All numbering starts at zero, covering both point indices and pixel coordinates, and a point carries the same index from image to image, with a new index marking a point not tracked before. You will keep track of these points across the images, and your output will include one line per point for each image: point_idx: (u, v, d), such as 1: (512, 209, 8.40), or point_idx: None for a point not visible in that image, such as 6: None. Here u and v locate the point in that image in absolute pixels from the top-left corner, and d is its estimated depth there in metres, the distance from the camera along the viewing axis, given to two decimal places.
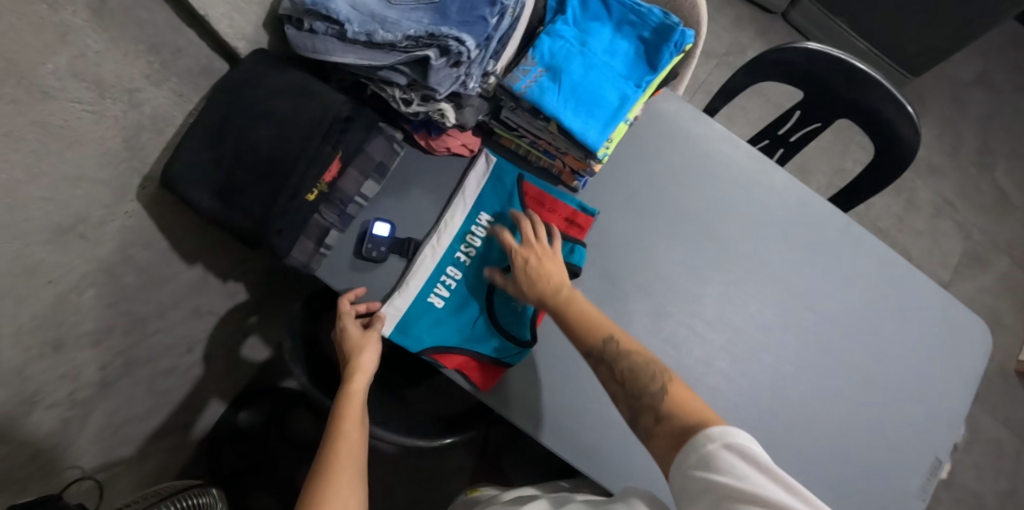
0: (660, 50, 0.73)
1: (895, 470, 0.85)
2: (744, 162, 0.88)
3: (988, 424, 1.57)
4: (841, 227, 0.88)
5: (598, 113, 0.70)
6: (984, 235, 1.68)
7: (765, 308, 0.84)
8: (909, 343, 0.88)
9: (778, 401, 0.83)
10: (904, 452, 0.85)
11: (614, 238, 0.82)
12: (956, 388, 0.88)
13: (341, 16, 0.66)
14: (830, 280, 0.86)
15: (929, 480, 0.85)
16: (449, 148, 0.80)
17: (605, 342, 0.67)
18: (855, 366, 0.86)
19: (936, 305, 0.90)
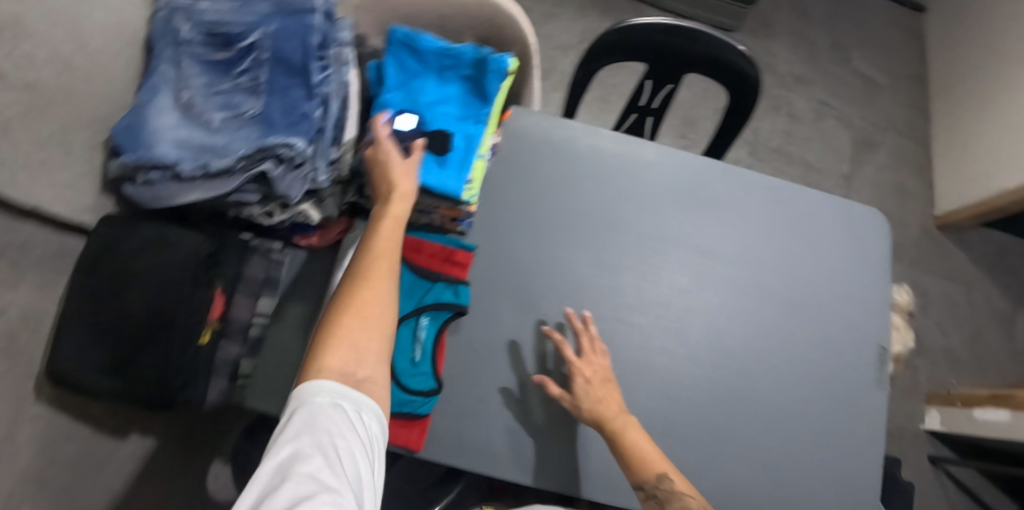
0: (486, 83, 0.76)
1: (848, 373, 0.89)
2: (613, 147, 0.90)
3: (935, 284, 1.66)
4: (720, 174, 0.92)
5: (450, 161, 0.72)
6: (864, 120, 1.80)
7: (679, 271, 0.88)
8: (821, 254, 0.93)
9: (724, 353, 0.86)
10: (852, 352, 0.90)
11: (519, 264, 0.84)
12: (872, 276, 0.94)
13: (170, 160, 0.66)
14: (731, 225, 0.90)
15: (881, 370, 0.90)
16: (330, 239, 0.78)
17: (665, 485, 0.71)
18: (777, 295, 0.90)
19: (829, 210, 0.95)
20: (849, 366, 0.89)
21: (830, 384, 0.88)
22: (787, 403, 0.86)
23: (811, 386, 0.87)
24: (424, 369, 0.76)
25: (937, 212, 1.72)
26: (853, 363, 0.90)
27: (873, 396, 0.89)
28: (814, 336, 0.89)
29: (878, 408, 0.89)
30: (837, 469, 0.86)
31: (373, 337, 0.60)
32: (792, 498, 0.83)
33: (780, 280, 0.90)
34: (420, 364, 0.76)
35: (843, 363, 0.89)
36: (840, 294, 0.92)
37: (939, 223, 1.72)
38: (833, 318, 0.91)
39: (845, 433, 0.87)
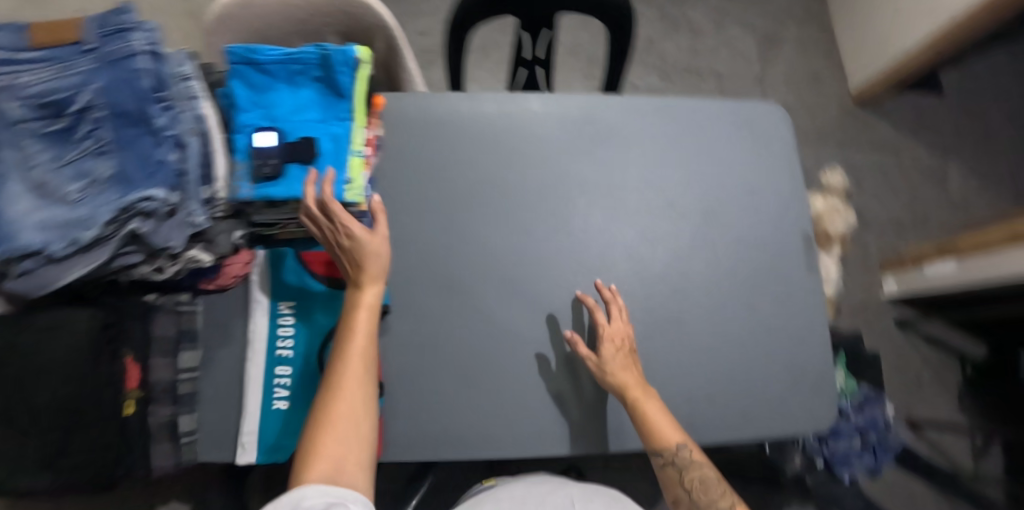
0: (339, 78, 0.73)
1: (779, 265, 0.90)
2: (496, 108, 0.89)
3: (865, 160, 1.70)
4: (610, 107, 0.91)
5: (322, 169, 0.71)
6: (763, 18, 1.80)
7: (591, 212, 0.88)
8: (727, 157, 0.93)
9: (652, 279, 0.87)
10: (777, 243, 0.91)
11: (431, 248, 0.84)
12: (782, 166, 0.94)
13: (38, 244, 0.63)
14: (631, 153, 0.90)
15: (810, 254, 0.92)
16: (235, 275, 0.78)
17: (682, 455, 0.77)
18: (690, 210, 0.90)
19: (726, 113, 0.95)
20: (778, 257, 0.91)
21: (762, 279, 0.90)
22: (724, 309, 0.88)
23: (745, 286, 0.89)
24: None
25: (854, 89, 1.74)
26: (781, 253, 0.91)
27: (808, 281, 0.91)
28: (737, 237, 0.90)
29: (814, 291, 0.91)
30: (788, 359, 0.88)
31: (353, 442, 0.64)
32: (750, 398, 0.86)
33: (692, 193, 0.91)
34: None
35: (771, 256, 0.91)
36: (753, 191, 0.92)
37: (857, 100, 1.75)
38: (752, 216, 0.92)
39: (788, 323, 0.89)
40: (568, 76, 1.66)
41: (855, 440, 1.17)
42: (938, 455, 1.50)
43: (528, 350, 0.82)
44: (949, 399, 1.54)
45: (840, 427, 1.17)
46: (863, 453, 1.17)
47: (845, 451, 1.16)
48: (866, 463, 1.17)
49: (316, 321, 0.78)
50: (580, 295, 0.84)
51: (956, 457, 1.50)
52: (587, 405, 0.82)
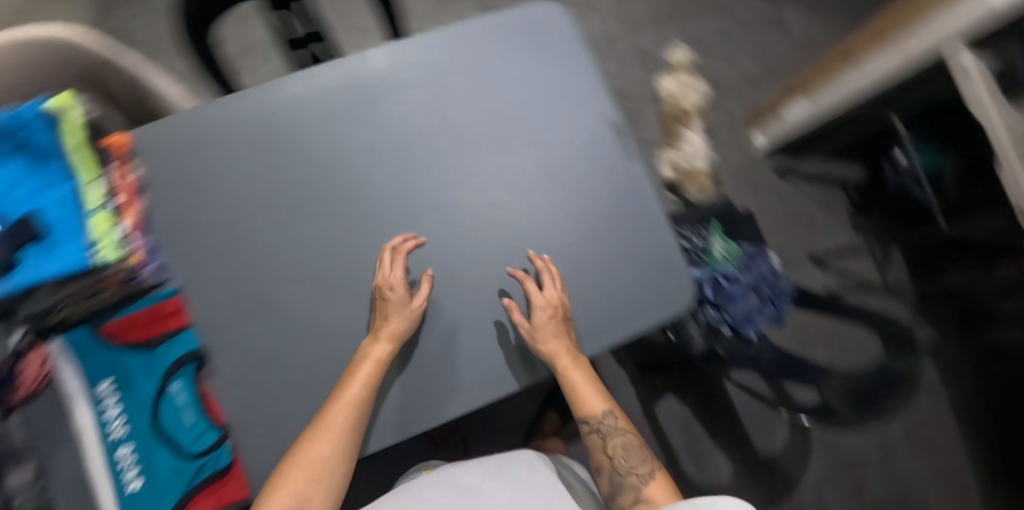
0: (37, 138, 0.68)
1: (592, 165, 0.85)
2: (242, 108, 0.80)
3: (707, 30, 1.68)
4: (365, 64, 0.82)
5: (64, 237, 0.68)
6: None
7: (385, 177, 0.81)
8: (510, 70, 0.85)
9: (465, 225, 0.82)
10: (590, 139, 0.85)
11: (225, 274, 0.76)
12: (567, 61, 0.87)
13: None
14: (409, 102, 0.82)
15: (621, 142, 0.86)
16: (39, 377, 0.68)
17: (608, 430, 0.91)
18: (484, 141, 0.83)
19: (492, 26, 0.86)
20: (594, 155, 0.85)
21: (586, 181, 0.84)
22: (555, 226, 0.83)
23: (569, 195, 0.84)
24: (204, 424, 0.73)
25: None
26: (596, 148, 0.85)
27: (627, 170, 0.86)
28: (547, 149, 0.84)
29: (640, 175, 0.86)
30: (633, 253, 0.84)
31: (318, 481, 0.68)
32: (607, 303, 0.82)
33: (487, 121, 0.84)
34: (196, 423, 0.73)
35: (587, 154, 0.85)
36: (548, 95, 0.86)
37: None
38: (555, 122, 0.85)
39: (624, 216, 0.84)
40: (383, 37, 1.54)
41: (752, 298, 1.19)
42: (847, 280, 1.58)
43: None
44: (844, 226, 1.61)
45: (733, 291, 1.18)
46: (762, 305, 1.20)
47: (746, 308, 1.18)
48: (769, 314, 1.21)
49: (137, 390, 0.72)
50: (512, 272, 0.80)
51: (863, 275, 1.59)
52: (446, 371, 0.78)
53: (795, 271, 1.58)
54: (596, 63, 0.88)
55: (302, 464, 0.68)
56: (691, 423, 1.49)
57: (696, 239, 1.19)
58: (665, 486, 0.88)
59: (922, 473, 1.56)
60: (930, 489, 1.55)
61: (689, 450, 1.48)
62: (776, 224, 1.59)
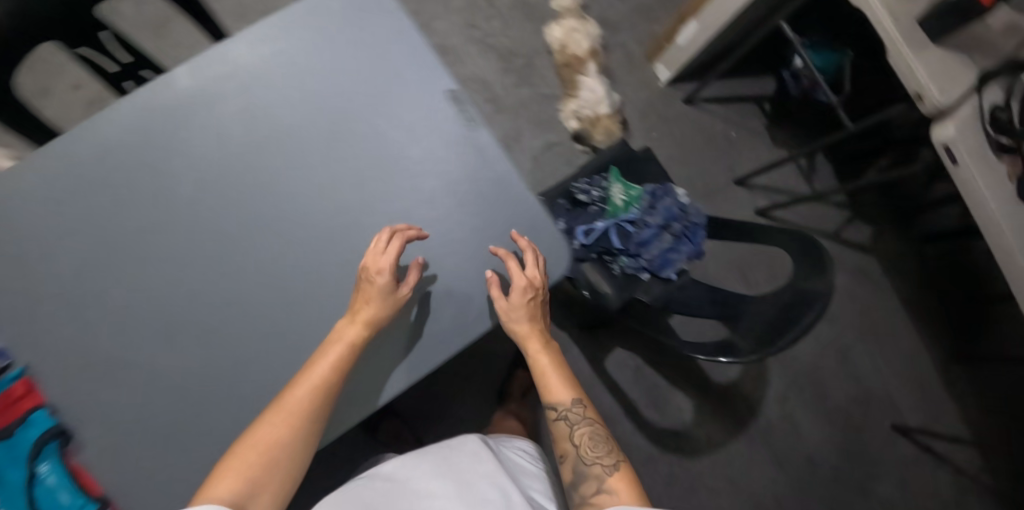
0: None
1: (436, 147, 0.79)
2: (40, 169, 0.72)
3: None
4: (165, 97, 0.75)
5: None
6: None
7: (211, 205, 0.74)
8: (325, 60, 0.78)
9: (315, 242, 0.76)
10: (427, 118, 0.79)
11: (66, 350, 0.71)
12: (385, 40, 0.79)
13: None
14: (222, 119, 0.75)
15: (461, 114, 0.80)
16: None
17: (576, 416, 0.88)
18: (315, 147, 0.77)
19: (293, 20, 0.77)
20: (435, 135, 0.79)
21: (431, 165, 0.79)
22: (406, 220, 0.78)
23: (416, 184, 0.78)
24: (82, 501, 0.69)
25: None
26: (436, 127, 0.79)
27: (473, 144, 0.80)
28: (382, 139, 0.78)
29: (488, 146, 0.80)
30: (496, 232, 0.79)
31: (271, 468, 0.65)
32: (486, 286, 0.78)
33: (310, 121, 0.77)
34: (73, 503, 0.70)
35: (427, 136, 0.79)
36: (372, 79, 0.78)
37: None
38: (386, 107, 0.78)
39: (478, 194, 0.79)
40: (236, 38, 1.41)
41: (664, 240, 1.12)
42: (774, 194, 1.58)
43: (247, 379, 0.73)
44: (765, 141, 1.59)
45: (644, 236, 1.10)
46: (676, 244, 1.13)
47: (659, 251, 1.11)
48: (686, 252, 1.13)
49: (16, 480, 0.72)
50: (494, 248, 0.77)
51: (790, 185, 1.59)
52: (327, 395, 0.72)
53: (722, 197, 1.55)
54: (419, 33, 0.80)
55: (257, 446, 0.65)
56: (644, 369, 1.49)
57: (594, 190, 1.10)
58: (628, 479, 0.82)
59: (878, 364, 1.60)
60: (887, 377, 1.61)
61: (648, 395, 1.48)
62: (695, 154, 1.55)
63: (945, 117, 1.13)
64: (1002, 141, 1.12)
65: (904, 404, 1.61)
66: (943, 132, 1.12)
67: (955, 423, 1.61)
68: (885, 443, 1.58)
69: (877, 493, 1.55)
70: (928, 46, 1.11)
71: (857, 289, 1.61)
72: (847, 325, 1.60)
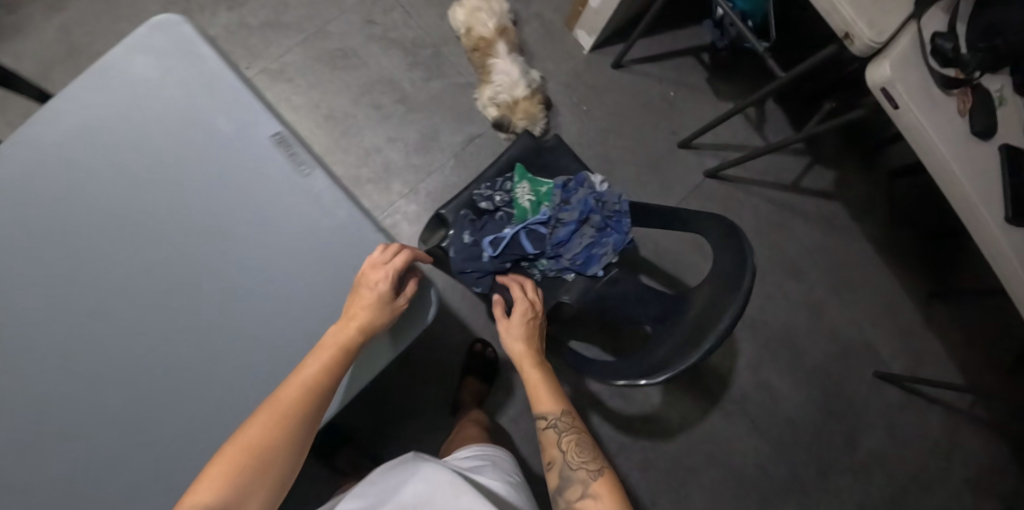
0: None
1: (274, 201, 0.70)
2: None
3: None
4: None
5: None
6: None
7: (16, 303, 0.64)
8: (137, 123, 0.68)
9: (157, 331, 0.67)
10: (258, 171, 0.70)
11: None
12: (193, 88, 0.69)
13: None
14: (29, 203, 0.66)
15: (293, 156, 0.70)
16: None
17: (564, 420, 0.82)
18: (140, 226, 0.68)
19: (86, 88, 0.68)
20: (269, 189, 0.70)
21: (268, 223, 0.70)
22: (246, 289, 0.68)
23: (254, 246, 0.69)
24: None
25: None
26: (269, 180, 0.70)
27: (315, 189, 0.70)
28: (210, 201, 0.69)
29: (330, 192, 0.71)
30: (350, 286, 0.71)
31: (260, 470, 0.57)
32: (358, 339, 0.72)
33: (132, 195, 0.68)
34: None
35: (260, 190, 0.70)
36: (190, 136, 0.69)
37: None
38: (213, 165, 0.69)
39: (326, 246, 0.70)
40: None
41: (583, 236, 0.99)
42: (725, 151, 1.46)
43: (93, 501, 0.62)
44: (709, 98, 1.48)
45: (560, 235, 0.99)
46: (599, 238, 1.00)
47: (579, 249, 0.99)
48: (612, 244, 1.00)
49: None
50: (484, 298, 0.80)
51: (742, 140, 1.47)
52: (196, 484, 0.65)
53: (668, 164, 1.44)
54: (239, 75, 0.71)
55: (247, 444, 0.57)
56: None
57: (497, 196, 1.00)
58: (612, 485, 0.73)
59: (851, 314, 1.55)
60: (862, 326, 1.55)
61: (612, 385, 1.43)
62: (632, 122, 1.44)
63: (880, 55, 0.94)
64: (948, 75, 0.94)
65: (884, 351, 1.55)
66: (878, 73, 0.92)
67: (938, 363, 1.56)
68: (866, 393, 1.54)
69: (862, 445, 1.52)
70: None
71: (821, 240, 1.53)
72: (816, 279, 1.53)
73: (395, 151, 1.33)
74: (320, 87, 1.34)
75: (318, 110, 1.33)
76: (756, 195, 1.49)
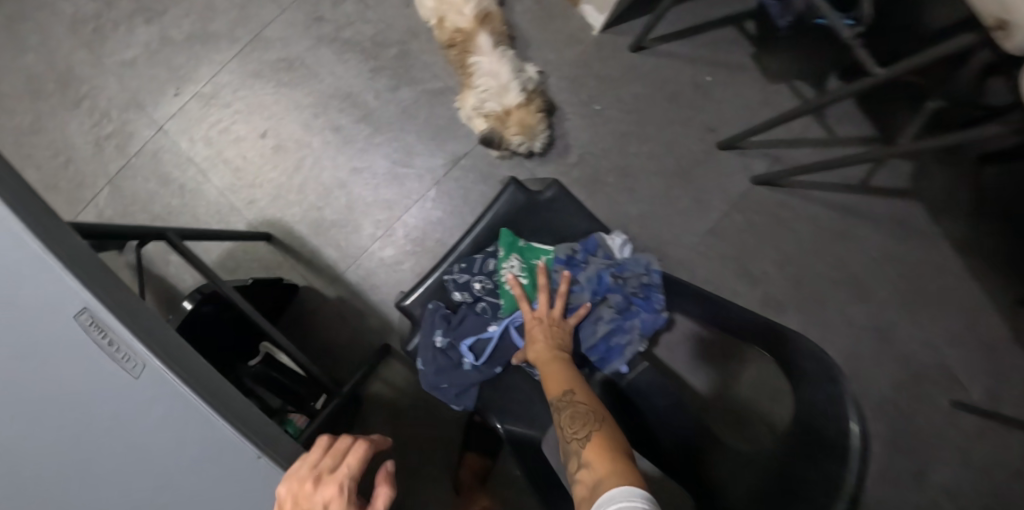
0: None
1: (95, 426, 0.42)
2: None
3: None
4: None
5: None
6: None
7: None
8: None
9: None
10: (50, 371, 0.41)
11: None
12: None
13: None
14: None
15: (120, 352, 0.41)
16: None
17: (566, 398, 0.63)
18: None
19: None
20: (72, 400, 0.41)
21: (73, 456, 0.42)
22: None
23: (51, 491, 0.42)
24: None
25: None
26: (74, 385, 0.41)
27: (163, 403, 0.42)
28: None
29: (181, 402, 0.42)
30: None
31: None
32: None
33: None
34: None
35: (54, 404, 0.41)
36: None
37: None
38: None
39: (174, 487, 0.43)
40: (22, 118, 1.08)
41: (598, 323, 0.76)
42: (777, 149, 1.16)
43: None
44: (756, 80, 1.15)
45: None
46: (619, 322, 0.76)
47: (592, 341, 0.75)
48: (637, 328, 0.75)
49: None
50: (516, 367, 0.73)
51: (797, 134, 1.16)
52: None
53: (702, 172, 1.15)
54: (9, 204, 0.39)
55: None
56: None
57: (476, 282, 0.77)
58: (608, 452, 0.55)
59: (929, 335, 1.25)
60: (941, 349, 1.25)
61: None
62: (657, 121, 1.14)
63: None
64: None
65: (965, 376, 1.25)
66: None
67: None
68: (942, 426, 1.24)
69: (937, 487, 1.22)
70: None
71: (894, 249, 1.24)
72: (887, 296, 1.24)
73: (361, 185, 1.09)
74: (264, 110, 1.08)
75: (265, 140, 1.08)
76: (815, 200, 1.21)
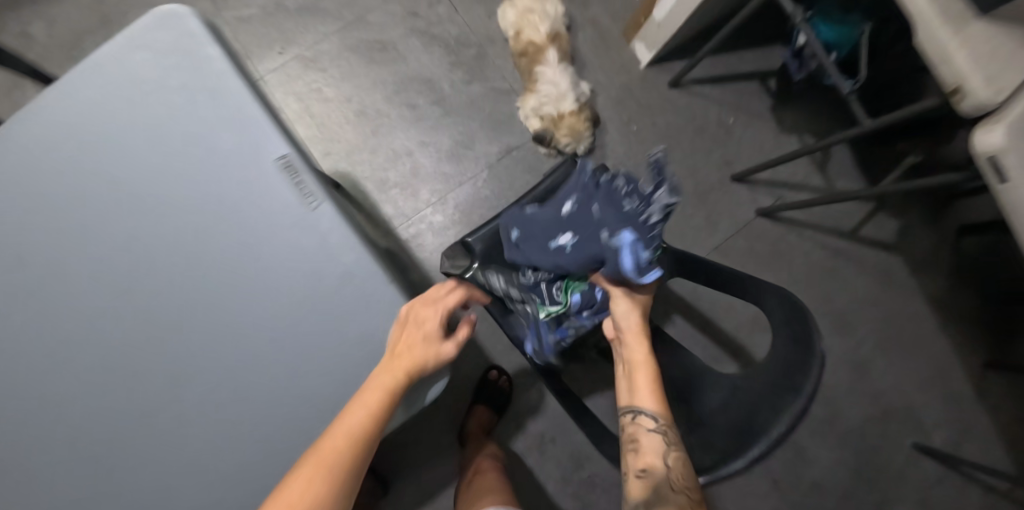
0: None
1: (282, 233, 0.63)
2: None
3: None
4: None
5: None
6: None
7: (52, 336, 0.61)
8: (139, 131, 0.62)
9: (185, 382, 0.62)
10: (256, 191, 0.63)
11: None
12: (200, 98, 0.62)
13: None
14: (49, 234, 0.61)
15: (298, 183, 0.63)
16: None
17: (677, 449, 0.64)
18: (150, 258, 0.62)
19: (96, 90, 0.62)
20: (264, 214, 0.63)
21: (268, 252, 0.63)
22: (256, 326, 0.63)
23: (254, 277, 0.63)
24: None
25: None
26: (270, 203, 0.63)
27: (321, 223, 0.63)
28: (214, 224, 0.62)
29: (332, 224, 0.63)
30: (335, 341, 0.63)
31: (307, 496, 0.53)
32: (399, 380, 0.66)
33: (141, 224, 0.62)
34: None
35: (256, 212, 0.63)
36: (190, 146, 0.62)
37: None
38: (216, 187, 0.62)
39: (324, 285, 0.63)
40: None
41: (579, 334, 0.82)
42: (782, 190, 1.35)
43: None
44: (771, 128, 1.35)
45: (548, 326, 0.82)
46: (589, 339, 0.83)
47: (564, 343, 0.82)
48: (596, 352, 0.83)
49: None
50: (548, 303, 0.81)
51: (801, 179, 1.35)
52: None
53: (716, 197, 1.33)
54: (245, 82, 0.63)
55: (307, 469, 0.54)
56: None
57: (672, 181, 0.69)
58: None
59: (897, 376, 1.40)
60: (907, 391, 1.40)
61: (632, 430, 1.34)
62: (684, 148, 1.33)
63: (993, 118, 0.75)
64: None
65: (927, 420, 1.39)
66: (985, 139, 0.75)
67: (985, 437, 1.39)
68: (900, 460, 1.37)
69: None
70: (971, 23, 0.75)
71: (873, 294, 1.41)
72: (864, 335, 1.40)
73: (425, 156, 1.25)
74: (353, 79, 1.26)
75: (350, 104, 1.25)
76: (810, 239, 1.38)
